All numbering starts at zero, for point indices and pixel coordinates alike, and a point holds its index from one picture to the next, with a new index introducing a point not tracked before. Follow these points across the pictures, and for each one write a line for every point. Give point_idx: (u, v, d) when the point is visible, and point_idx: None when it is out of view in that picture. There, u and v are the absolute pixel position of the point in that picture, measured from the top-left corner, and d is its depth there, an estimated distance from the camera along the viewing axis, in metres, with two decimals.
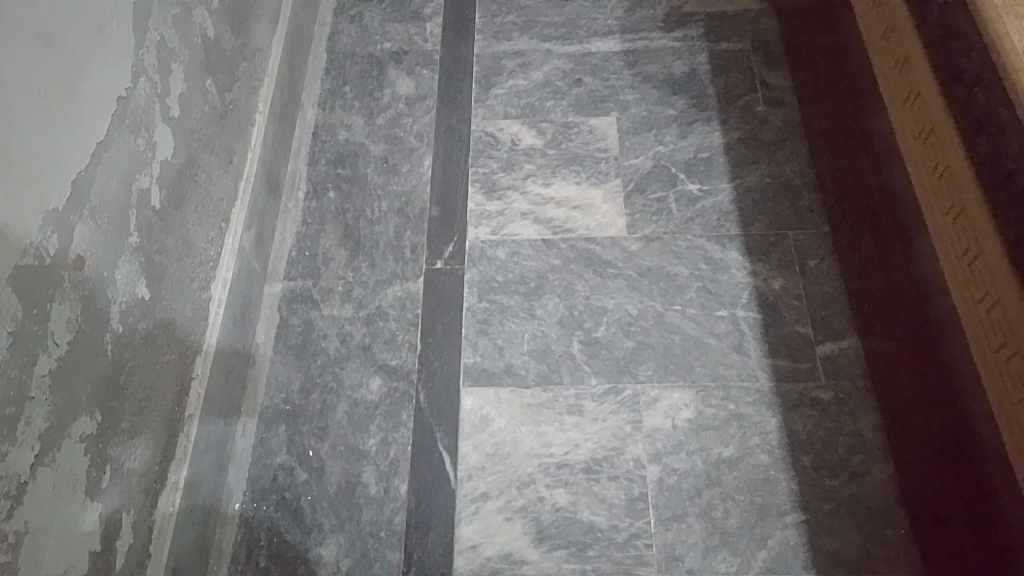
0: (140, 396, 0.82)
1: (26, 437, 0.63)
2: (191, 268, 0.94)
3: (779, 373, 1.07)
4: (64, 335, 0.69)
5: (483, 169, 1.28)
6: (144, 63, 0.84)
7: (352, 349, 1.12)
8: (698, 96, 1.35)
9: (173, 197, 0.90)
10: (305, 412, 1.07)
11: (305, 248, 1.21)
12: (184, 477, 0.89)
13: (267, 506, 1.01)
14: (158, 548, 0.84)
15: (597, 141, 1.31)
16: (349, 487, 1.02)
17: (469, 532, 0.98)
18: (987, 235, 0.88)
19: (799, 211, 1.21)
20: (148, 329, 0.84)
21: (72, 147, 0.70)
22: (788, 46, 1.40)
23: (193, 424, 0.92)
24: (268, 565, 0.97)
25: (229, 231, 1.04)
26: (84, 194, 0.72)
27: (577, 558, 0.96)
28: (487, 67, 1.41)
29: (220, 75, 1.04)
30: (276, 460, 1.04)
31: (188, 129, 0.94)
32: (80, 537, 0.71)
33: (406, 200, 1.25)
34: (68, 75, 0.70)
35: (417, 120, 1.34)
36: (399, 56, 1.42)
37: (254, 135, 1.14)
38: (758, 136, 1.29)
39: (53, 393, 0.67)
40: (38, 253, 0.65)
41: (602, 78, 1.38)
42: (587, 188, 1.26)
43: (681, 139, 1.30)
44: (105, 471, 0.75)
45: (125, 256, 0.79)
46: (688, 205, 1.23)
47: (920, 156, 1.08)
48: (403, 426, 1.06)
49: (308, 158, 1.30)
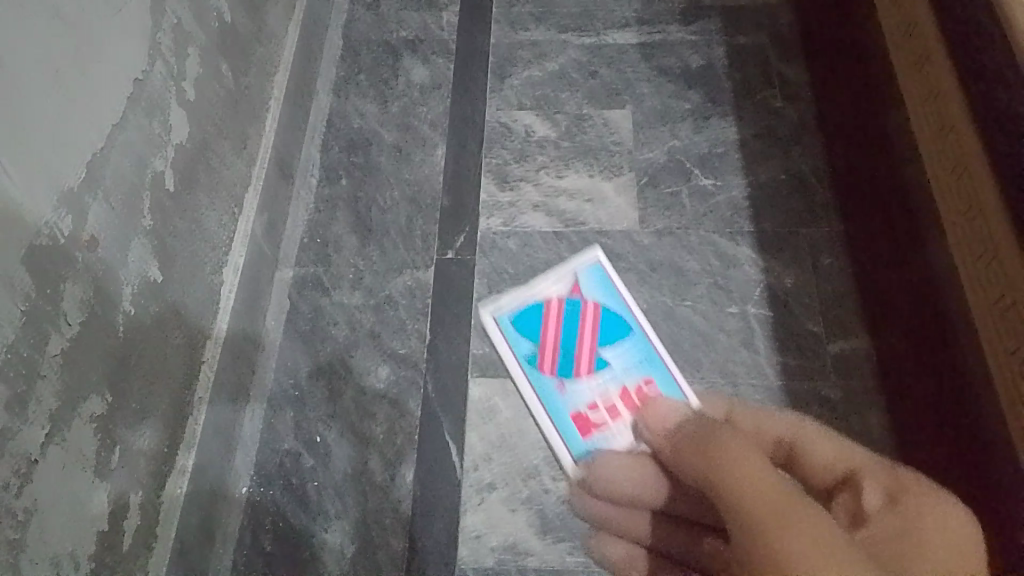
0: (150, 379, 0.82)
1: (36, 415, 0.64)
2: (204, 252, 0.94)
3: (788, 371, 1.07)
4: (75, 316, 0.69)
5: (496, 160, 1.28)
6: (160, 46, 0.84)
7: (360, 336, 1.12)
8: (714, 90, 1.34)
9: (187, 180, 0.90)
10: (313, 398, 1.08)
11: (316, 235, 1.21)
12: (192, 460, 0.90)
13: (273, 491, 1.02)
14: (166, 529, 0.85)
15: (611, 134, 1.30)
16: (355, 474, 1.02)
17: (473, 521, 0.99)
18: (1002, 236, 0.85)
19: (813, 209, 1.20)
20: (159, 311, 0.84)
21: (87, 128, 0.70)
22: (807, 42, 1.38)
23: (203, 407, 0.93)
24: (273, 549, 0.98)
25: (241, 216, 1.04)
26: (97, 177, 0.72)
27: (580, 551, 0.96)
28: (502, 57, 1.40)
29: (235, 59, 1.04)
30: (284, 445, 1.05)
31: (202, 112, 0.94)
32: (90, 517, 0.72)
33: (418, 190, 1.25)
34: (86, 54, 0.70)
35: (431, 109, 1.33)
36: (414, 45, 1.41)
37: (268, 119, 1.14)
38: (774, 132, 1.28)
39: (65, 372, 0.68)
40: (52, 233, 0.66)
41: (618, 71, 1.37)
42: (599, 181, 1.25)
43: (696, 133, 1.30)
44: (114, 451, 0.76)
45: (138, 238, 0.80)
46: (701, 200, 1.22)
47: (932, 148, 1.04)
48: (410, 414, 1.06)
49: (321, 144, 1.30)
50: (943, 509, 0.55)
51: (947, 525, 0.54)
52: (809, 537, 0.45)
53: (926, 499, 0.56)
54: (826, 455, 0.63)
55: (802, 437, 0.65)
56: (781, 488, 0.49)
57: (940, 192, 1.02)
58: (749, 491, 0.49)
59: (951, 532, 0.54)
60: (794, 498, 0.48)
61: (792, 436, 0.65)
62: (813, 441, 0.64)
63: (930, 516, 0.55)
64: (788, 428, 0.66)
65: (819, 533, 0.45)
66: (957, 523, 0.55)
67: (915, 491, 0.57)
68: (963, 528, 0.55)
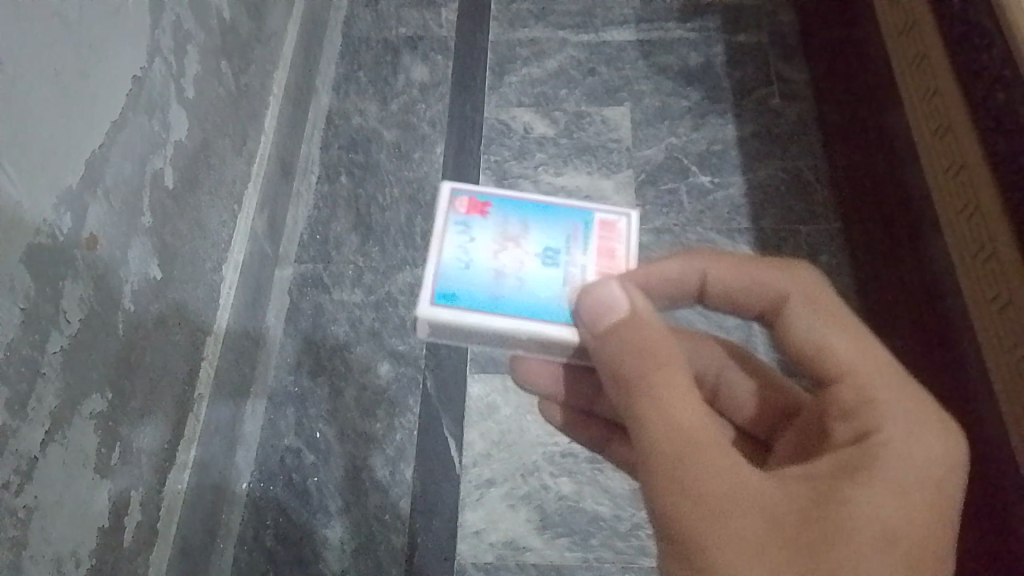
0: (150, 376, 0.83)
1: (37, 414, 0.64)
2: (204, 250, 0.95)
3: (787, 368, 1.07)
4: (75, 314, 0.70)
5: (495, 157, 1.28)
6: (159, 45, 0.84)
7: (360, 333, 1.12)
8: (713, 87, 1.34)
9: (187, 179, 0.90)
10: (315, 395, 1.08)
11: (316, 233, 1.21)
12: (194, 456, 0.91)
13: (275, 487, 1.03)
14: (167, 525, 0.86)
15: (610, 131, 1.30)
16: (356, 471, 1.03)
17: (473, 518, 1.00)
18: (1000, 232, 0.84)
19: (812, 206, 1.21)
20: (160, 309, 0.85)
21: (86, 129, 0.71)
22: (806, 37, 1.38)
23: (203, 404, 0.93)
24: (274, 546, 0.99)
25: (241, 213, 1.05)
26: (97, 176, 0.73)
27: (579, 547, 0.98)
28: (501, 55, 1.40)
29: (235, 58, 1.04)
30: (284, 442, 1.05)
31: (203, 111, 0.94)
32: (92, 513, 0.72)
33: (418, 187, 1.25)
34: (85, 55, 0.71)
35: (430, 107, 1.33)
36: (413, 42, 1.41)
37: (268, 117, 1.14)
38: (773, 130, 1.29)
39: (65, 370, 0.68)
40: (51, 231, 0.66)
41: (617, 68, 1.37)
42: (599, 179, 1.26)
43: (694, 131, 1.30)
44: (115, 448, 0.76)
45: (138, 237, 0.80)
46: (700, 197, 1.24)
47: (928, 142, 1.01)
48: (410, 411, 1.06)
49: (321, 142, 1.30)
50: (906, 437, 0.49)
51: (907, 447, 0.48)
52: (691, 502, 0.46)
53: (891, 431, 0.49)
54: (802, 342, 0.56)
55: (786, 308, 0.57)
56: (685, 432, 0.47)
57: (937, 184, 0.99)
58: (652, 432, 0.48)
59: (916, 466, 0.48)
60: (694, 448, 0.47)
61: (765, 309, 0.59)
62: (793, 319, 0.57)
63: (893, 433, 0.49)
64: (769, 301, 0.58)
65: (701, 494, 0.46)
66: (928, 447, 0.49)
67: (882, 422, 0.50)
68: (935, 455, 0.49)
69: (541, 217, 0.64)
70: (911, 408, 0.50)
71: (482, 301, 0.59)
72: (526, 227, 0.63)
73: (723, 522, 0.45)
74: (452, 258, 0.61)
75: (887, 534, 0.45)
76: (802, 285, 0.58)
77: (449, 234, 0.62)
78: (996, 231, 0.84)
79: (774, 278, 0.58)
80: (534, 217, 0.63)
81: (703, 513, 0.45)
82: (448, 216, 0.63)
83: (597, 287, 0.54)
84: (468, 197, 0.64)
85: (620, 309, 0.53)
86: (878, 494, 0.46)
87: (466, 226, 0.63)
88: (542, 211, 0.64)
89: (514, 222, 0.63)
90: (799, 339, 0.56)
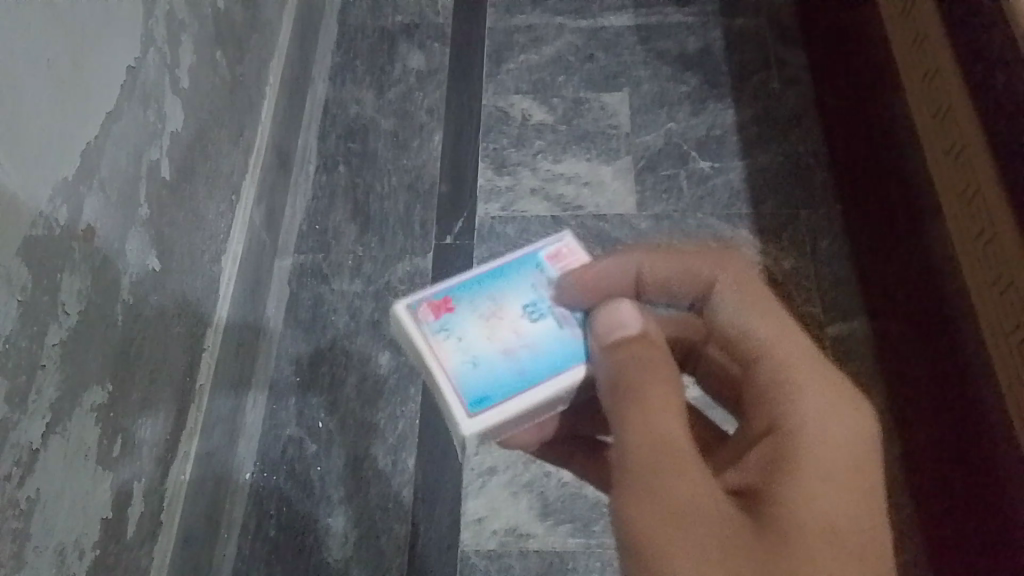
0: (151, 368, 0.83)
1: (37, 406, 0.64)
2: (202, 241, 0.95)
3: None
4: (74, 306, 0.70)
5: (494, 145, 1.28)
6: (153, 34, 0.83)
7: (361, 323, 1.12)
8: (712, 72, 1.34)
9: (184, 170, 0.90)
10: (316, 384, 1.09)
11: (315, 223, 1.21)
12: (196, 447, 0.91)
13: (277, 477, 1.03)
14: (170, 515, 0.86)
15: (609, 118, 1.30)
16: (358, 460, 1.03)
17: (475, 505, 1.00)
18: (998, 215, 0.83)
19: (812, 194, 1.21)
20: (160, 300, 0.85)
21: (81, 120, 0.70)
22: (804, 20, 1.37)
23: (204, 396, 0.94)
24: (278, 535, 0.99)
25: (239, 203, 1.05)
26: (93, 167, 0.72)
27: (581, 533, 0.98)
28: (498, 41, 1.39)
29: (230, 47, 1.04)
30: (286, 432, 1.06)
31: (198, 101, 0.94)
32: (94, 505, 0.73)
33: (416, 175, 1.25)
34: (79, 45, 0.70)
35: (428, 95, 1.33)
36: (410, 30, 1.40)
37: (264, 108, 1.13)
38: (772, 114, 1.29)
39: (65, 363, 0.68)
40: (48, 224, 0.66)
41: (615, 54, 1.36)
42: (598, 165, 1.25)
43: (693, 116, 1.30)
44: (116, 440, 0.76)
45: (136, 228, 0.80)
46: (699, 182, 1.24)
47: (928, 125, 1.01)
48: (411, 400, 1.06)
49: (319, 132, 1.30)
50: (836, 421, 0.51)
51: (832, 436, 0.51)
52: (657, 523, 0.48)
53: (826, 416, 0.52)
54: (731, 325, 0.57)
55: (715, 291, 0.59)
56: (648, 449, 0.50)
57: (937, 167, 0.99)
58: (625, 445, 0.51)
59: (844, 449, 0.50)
60: (657, 465, 0.49)
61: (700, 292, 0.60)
62: (722, 302, 0.58)
63: (826, 425, 0.51)
64: (698, 287, 0.60)
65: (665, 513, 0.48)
66: (853, 428, 0.51)
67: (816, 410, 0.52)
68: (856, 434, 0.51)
69: (499, 284, 0.69)
70: (829, 393, 0.52)
71: (507, 383, 0.64)
72: (495, 301, 0.68)
73: (687, 536, 0.47)
74: (458, 363, 0.65)
75: (833, 537, 0.47)
76: (731, 265, 0.59)
77: (439, 347, 0.66)
78: (996, 213, 0.83)
79: (708, 262, 0.59)
80: (495, 288, 0.69)
81: (669, 528, 0.48)
82: (426, 332, 0.67)
83: (615, 306, 0.59)
84: (428, 304, 0.68)
85: (633, 328, 0.57)
86: (824, 495, 0.49)
87: (447, 329, 0.67)
88: (496, 278, 0.70)
89: (482, 302, 0.68)
90: (724, 321, 0.58)
